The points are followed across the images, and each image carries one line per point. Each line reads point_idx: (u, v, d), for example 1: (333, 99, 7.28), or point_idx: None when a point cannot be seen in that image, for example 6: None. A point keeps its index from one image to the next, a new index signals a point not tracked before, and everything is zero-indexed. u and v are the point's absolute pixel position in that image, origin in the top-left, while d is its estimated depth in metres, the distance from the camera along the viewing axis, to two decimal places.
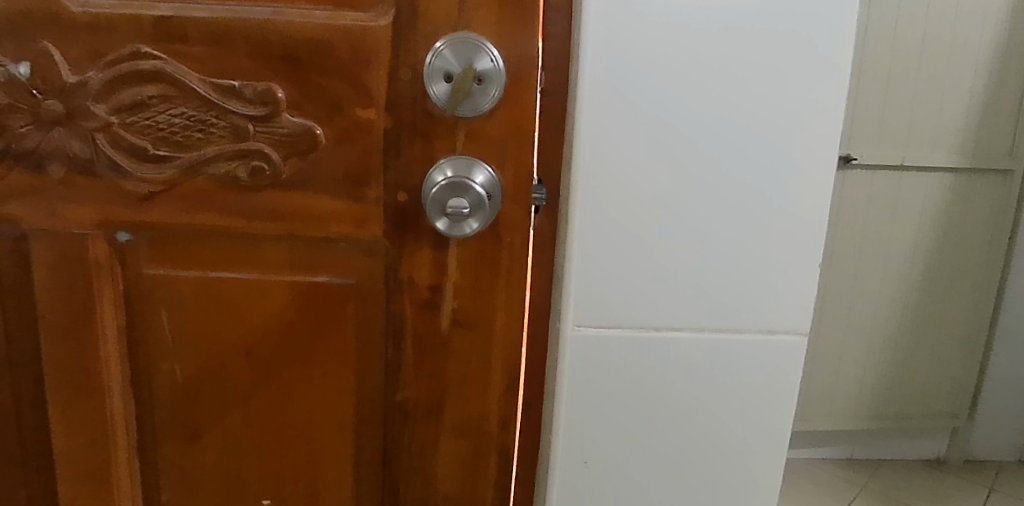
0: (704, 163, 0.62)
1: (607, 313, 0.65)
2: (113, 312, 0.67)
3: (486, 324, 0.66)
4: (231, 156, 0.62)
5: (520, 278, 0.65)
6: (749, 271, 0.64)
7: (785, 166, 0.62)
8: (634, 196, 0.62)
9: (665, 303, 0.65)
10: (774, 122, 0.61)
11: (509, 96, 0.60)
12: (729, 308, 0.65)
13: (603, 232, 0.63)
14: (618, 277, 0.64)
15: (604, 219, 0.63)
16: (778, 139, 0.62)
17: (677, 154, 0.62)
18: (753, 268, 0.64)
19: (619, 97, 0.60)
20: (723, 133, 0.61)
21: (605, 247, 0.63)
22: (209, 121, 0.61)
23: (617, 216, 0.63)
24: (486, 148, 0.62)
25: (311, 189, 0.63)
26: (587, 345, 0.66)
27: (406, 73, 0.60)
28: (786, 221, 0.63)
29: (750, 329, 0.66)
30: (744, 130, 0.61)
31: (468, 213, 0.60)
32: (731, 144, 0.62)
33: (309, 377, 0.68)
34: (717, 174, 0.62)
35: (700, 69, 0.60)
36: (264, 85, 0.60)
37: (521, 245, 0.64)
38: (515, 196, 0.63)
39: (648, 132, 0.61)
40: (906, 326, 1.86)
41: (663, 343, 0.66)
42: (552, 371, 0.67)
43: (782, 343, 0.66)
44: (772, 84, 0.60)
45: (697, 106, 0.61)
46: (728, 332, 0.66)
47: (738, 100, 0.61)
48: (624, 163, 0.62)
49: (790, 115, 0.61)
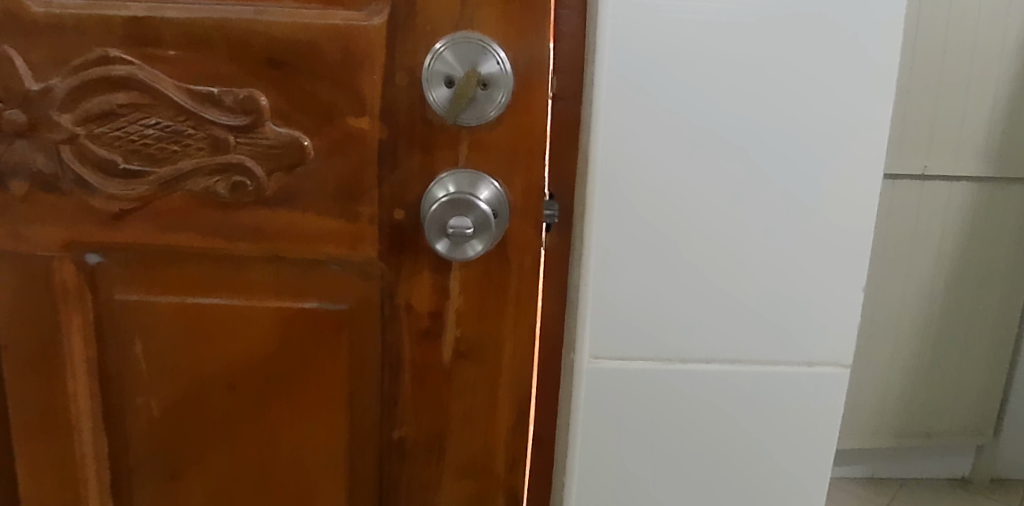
0: (736, 178, 0.56)
1: (626, 344, 0.59)
2: (83, 341, 0.61)
3: (492, 354, 0.59)
4: (210, 170, 0.56)
5: (530, 303, 0.58)
6: (784, 298, 0.58)
7: (823, 181, 0.56)
8: (657, 215, 0.56)
9: (691, 333, 0.59)
10: (813, 132, 0.55)
11: (517, 102, 0.54)
12: (763, 337, 0.59)
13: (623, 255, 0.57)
14: (639, 304, 0.58)
15: (623, 242, 0.57)
16: (817, 150, 0.55)
17: (704, 169, 0.56)
18: (790, 294, 0.58)
19: (639, 106, 0.54)
20: (756, 144, 0.55)
21: (625, 273, 0.57)
22: (185, 132, 0.55)
23: (638, 238, 0.57)
24: (492, 160, 0.55)
25: (299, 207, 0.57)
26: (604, 380, 0.60)
27: (403, 78, 0.54)
28: (825, 244, 0.57)
29: (786, 360, 0.60)
30: (779, 140, 0.55)
31: (471, 234, 0.54)
32: (765, 156, 0.55)
33: (298, 413, 0.62)
34: (750, 190, 0.56)
35: (731, 75, 0.54)
36: (247, 92, 0.54)
37: (532, 268, 0.58)
38: (525, 213, 0.56)
39: (672, 145, 0.55)
40: (933, 342, 1.78)
41: (689, 377, 0.60)
42: (565, 406, 0.61)
43: (821, 376, 0.60)
44: (809, 89, 0.54)
45: (726, 115, 0.55)
46: (762, 363, 0.60)
47: (773, 107, 0.55)
48: (645, 179, 0.56)
49: (829, 123, 0.55)
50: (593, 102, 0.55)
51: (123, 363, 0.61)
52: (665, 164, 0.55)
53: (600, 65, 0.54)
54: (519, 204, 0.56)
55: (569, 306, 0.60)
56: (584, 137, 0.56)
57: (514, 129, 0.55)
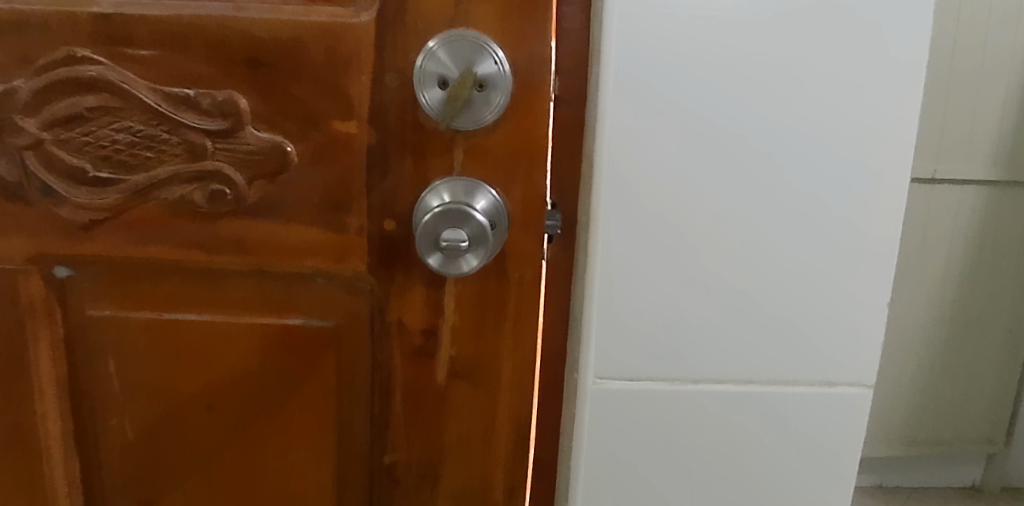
0: (751, 186, 0.52)
1: (634, 364, 0.55)
2: (52, 359, 0.57)
3: (489, 375, 0.55)
4: (186, 178, 0.52)
5: (531, 322, 0.54)
6: (803, 314, 0.54)
7: (846, 189, 0.52)
8: (667, 226, 0.52)
9: (704, 352, 0.55)
10: (834, 137, 0.51)
11: (517, 104, 0.50)
12: (780, 357, 0.55)
13: (630, 269, 0.53)
14: (648, 321, 0.54)
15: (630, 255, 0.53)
16: (839, 156, 0.52)
17: (718, 177, 0.52)
18: (810, 310, 0.54)
19: (647, 109, 0.51)
20: (773, 150, 0.51)
21: (632, 288, 0.53)
22: (159, 137, 0.51)
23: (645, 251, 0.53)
24: (489, 166, 0.51)
25: (281, 217, 0.53)
26: (610, 401, 0.56)
27: (393, 78, 0.50)
28: (847, 256, 0.53)
29: (805, 381, 0.56)
30: (798, 146, 0.51)
31: (467, 247, 0.50)
32: (783, 163, 0.52)
33: (282, 436, 0.58)
34: (768, 199, 0.52)
35: (746, 76, 0.50)
36: (225, 94, 0.51)
37: (533, 283, 0.54)
38: (524, 224, 0.52)
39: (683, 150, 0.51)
40: (952, 351, 1.69)
41: (701, 399, 0.56)
42: (568, 429, 0.57)
43: (842, 397, 0.56)
44: (830, 90, 0.50)
45: (742, 119, 0.51)
46: (779, 384, 0.55)
47: (791, 110, 0.51)
48: (654, 187, 0.52)
49: (852, 127, 0.51)
50: (598, 105, 0.51)
51: (96, 383, 0.57)
52: (676, 171, 0.51)
53: (605, 65, 0.50)
54: (519, 214, 0.52)
55: (572, 322, 0.56)
56: (588, 143, 0.53)
57: (513, 134, 0.51)
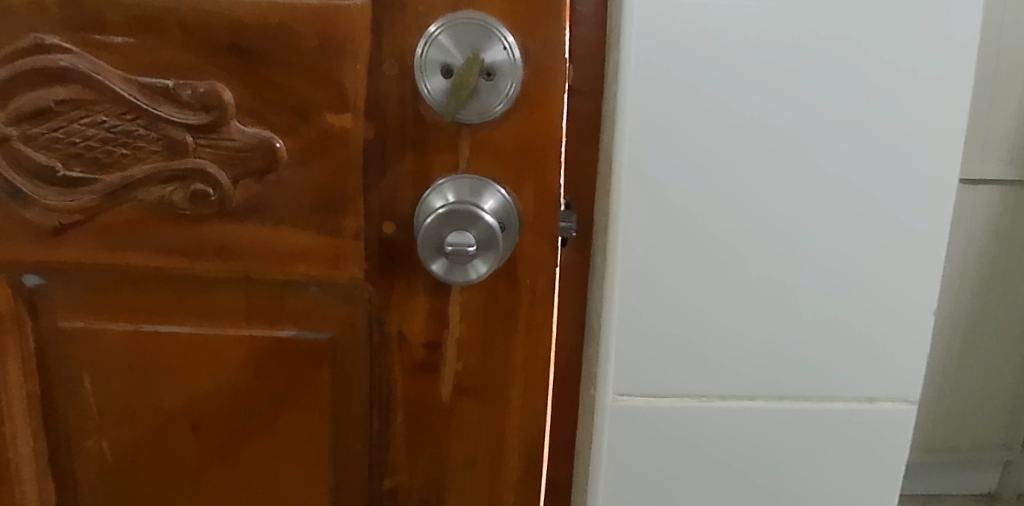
0: (787, 184, 0.47)
1: (658, 379, 0.50)
2: (21, 375, 0.53)
3: (499, 391, 0.51)
4: (166, 177, 0.48)
5: (544, 333, 0.50)
6: (843, 324, 0.49)
7: (890, 186, 0.47)
8: (694, 229, 0.48)
9: (734, 366, 0.50)
10: (879, 131, 0.47)
11: (528, 94, 0.46)
12: (818, 371, 0.50)
13: (654, 276, 0.48)
14: (674, 333, 0.49)
15: (654, 260, 0.48)
16: (884, 151, 0.47)
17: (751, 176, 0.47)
18: (850, 319, 0.49)
19: (672, 101, 0.46)
20: (811, 145, 0.47)
21: (657, 296, 0.49)
22: (135, 132, 0.47)
23: (671, 256, 0.48)
24: (498, 163, 0.47)
25: (270, 219, 0.48)
26: (631, 420, 0.51)
27: (391, 67, 0.46)
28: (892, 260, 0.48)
29: (845, 396, 0.51)
30: (839, 139, 0.47)
31: (474, 253, 0.44)
32: (821, 159, 0.47)
33: (274, 458, 0.53)
34: (805, 198, 0.47)
35: (781, 64, 0.46)
36: (207, 85, 0.46)
37: (546, 290, 0.49)
38: (537, 226, 0.48)
39: (712, 146, 0.47)
40: (1006, 351, 1.50)
41: (731, 417, 0.51)
42: (586, 449, 0.52)
43: (886, 414, 0.51)
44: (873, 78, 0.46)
45: (777, 111, 0.46)
46: (817, 400, 0.51)
47: (831, 100, 0.46)
48: (681, 186, 0.47)
49: (897, 118, 0.46)
50: (619, 95, 0.46)
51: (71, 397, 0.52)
52: (704, 169, 0.47)
53: (626, 51, 0.45)
54: (531, 215, 0.47)
55: (589, 333, 0.52)
56: (607, 137, 0.48)
57: (524, 127, 0.46)
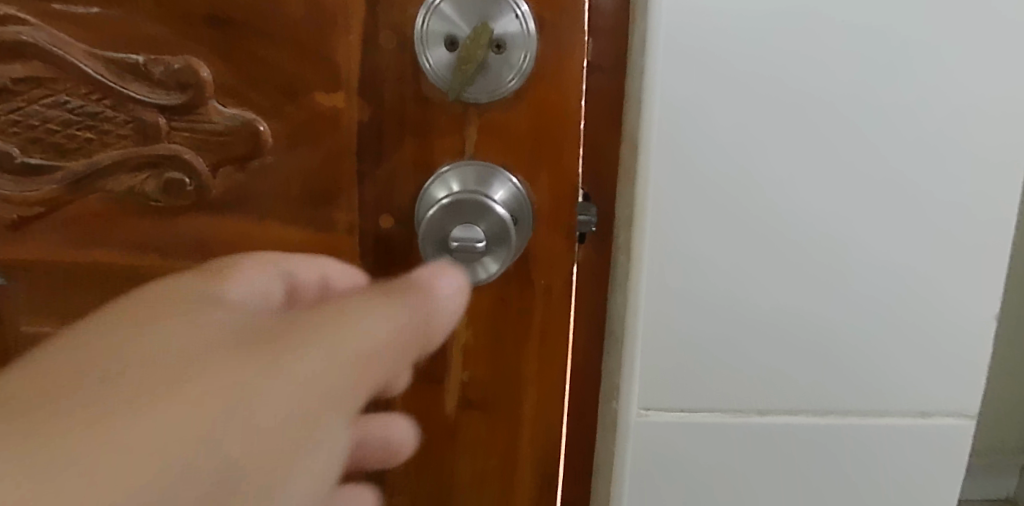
0: (838, 174, 0.42)
1: (688, 393, 0.46)
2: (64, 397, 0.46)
3: (510, 404, 0.45)
4: (136, 165, 0.43)
5: (559, 341, 0.44)
6: (898, 332, 0.44)
7: (954, 176, 0.42)
8: (732, 225, 0.43)
9: (774, 376, 0.45)
10: (943, 114, 0.41)
11: (544, 71, 0.40)
12: (868, 381, 0.45)
13: (686, 278, 0.44)
14: (706, 340, 0.45)
15: (687, 260, 0.43)
16: (948, 139, 0.41)
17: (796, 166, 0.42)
18: (905, 326, 0.44)
19: (706, 84, 0.41)
20: (864, 132, 0.41)
21: (690, 300, 0.44)
22: (102, 115, 0.42)
23: (705, 256, 0.43)
24: (509, 149, 0.41)
25: (254, 211, 0.43)
26: (657, 436, 0.46)
27: (388, 38, 0.40)
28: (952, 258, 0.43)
29: (897, 411, 0.46)
30: (897, 125, 0.41)
31: (484, 249, 0.39)
32: (876, 147, 0.42)
33: None
34: (856, 192, 0.42)
35: (833, 40, 0.40)
36: (182, 61, 0.41)
37: (563, 292, 0.44)
38: (553, 220, 0.42)
39: (752, 132, 0.42)
40: None
41: (770, 433, 0.46)
42: (605, 465, 0.48)
43: (943, 428, 0.46)
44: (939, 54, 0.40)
45: (828, 92, 0.41)
46: (867, 415, 0.46)
47: (889, 81, 0.41)
48: (717, 177, 0.42)
49: (964, 100, 0.41)
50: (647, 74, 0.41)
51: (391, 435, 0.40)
52: (743, 159, 0.42)
53: (656, 23, 0.40)
54: (546, 208, 0.42)
55: (610, 339, 0.47)
56: (632, 119, 0.43)
57: (538, 108, 0.41)
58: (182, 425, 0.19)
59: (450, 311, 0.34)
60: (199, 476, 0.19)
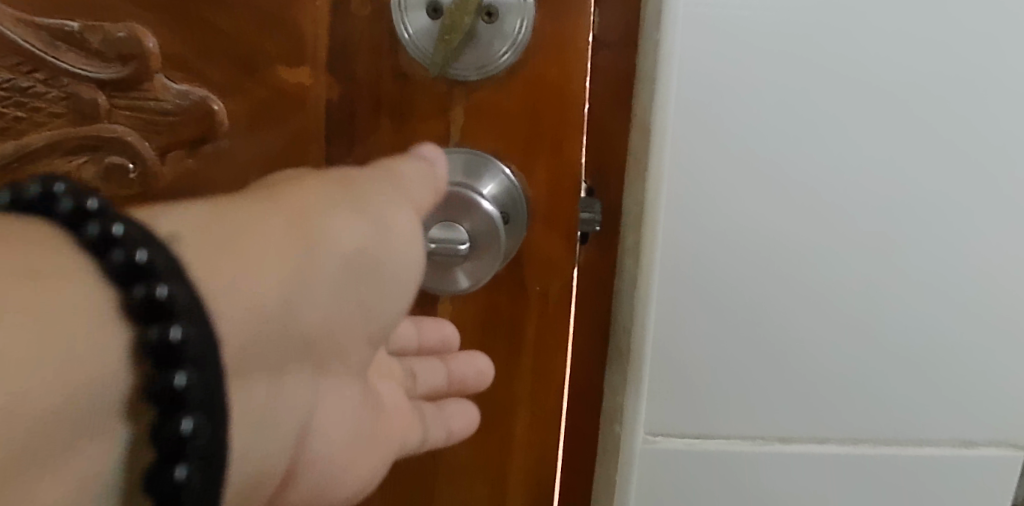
0: (865, 164, 0.39)
1: (702, 411, 0.43)
2: None
3: (500, 426, 0.40)
4: (73, 148, 0.37)
5: (558, 356, 0.39)
6: (931, 351, 0.41)
7: (988, 170, 0.39)
8: (750, 237, 0.40)
9: (794, 399, 0.43)
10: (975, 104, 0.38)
11: (544, 46, 0.35)
12: (897, 406, 0.42)
13: (701, 293, 0.41)
14: (723, 359, 0.42)
15: (703, 258, 0.41)
16: (980, 129, 0.39)
17: (824, 172, 0.39)
18: (939, 341, 0.41)
19: (723, 86, 0.38)
20: (894, 136, 0.39)
21: (705, 299, 0.41)
22: (34, 89, 0.37)
23: (723, 270, 0.41)
24: (501, 135, 0.36)
25: None
26: (665, 462, 0.44)
27: (362, 5, 0.34)
28: (987, 262, 0.40)
29: (932, 441, 0.43)
30: (930, 127, 0.39)
31: (466, 253, 0.34)
32: (909, 148, 0.39)
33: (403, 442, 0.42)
34: (887, 200, 0.40)
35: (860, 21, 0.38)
36: (123, 28, 0.35)
37: (561, 301, 0.38)
38: (551, 218, 0.37)
39: (774, 136, 0.39)
40: None
41: (793, 461, 0.44)
42: (610, 496, 0.44)
43: (983, 461, 0.43)
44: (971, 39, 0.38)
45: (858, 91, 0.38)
46: (898, 447, 0.43)
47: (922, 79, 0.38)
48: (736, 184, 0.40)
49: (999, 88, 0.38)
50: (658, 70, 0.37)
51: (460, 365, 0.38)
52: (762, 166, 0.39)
53: (672, 12, 0.37)
54: (544, 204, 0.37)
55: (615, 354, 0.42)
56: (644, 112, 0.38)
57: (536, 87, 0.35)
58: (300, 204, 0.27)
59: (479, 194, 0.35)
60: (337, 249, 0.28)
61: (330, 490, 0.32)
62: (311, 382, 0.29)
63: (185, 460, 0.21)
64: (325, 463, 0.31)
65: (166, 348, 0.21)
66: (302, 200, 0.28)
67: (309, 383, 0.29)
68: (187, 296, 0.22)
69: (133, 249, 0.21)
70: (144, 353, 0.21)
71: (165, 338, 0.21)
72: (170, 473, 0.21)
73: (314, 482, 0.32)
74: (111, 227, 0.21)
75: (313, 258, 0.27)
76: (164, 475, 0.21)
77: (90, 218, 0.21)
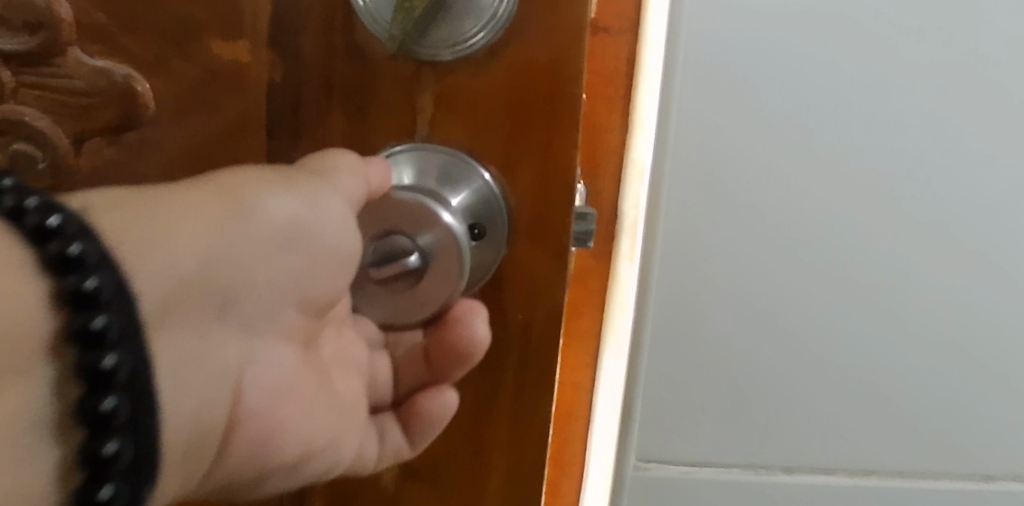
0: (896, 159, 0.35)
1: (704, 435, 0.38)
2: None
3: (470, 482, 0.33)
4: None
5: (544, 402, 0.32)
6: (966, 366, 0.37)
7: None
8: (772, 252, 0.36)
9: (805, 433, 0.38)
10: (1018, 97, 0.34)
11: (533, 19, 0.28)
12: (920, 434, 0.38)
13: (707, 312, 0.36)
14: (722, 385, 0.38)
15: (706, 258, 0.36)
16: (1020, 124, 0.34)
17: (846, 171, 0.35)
18: (972, 362, 0.37)
19: (738, 64, 0.34)
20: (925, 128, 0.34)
21: (710, 307, 0.36)
22: None
23: (731, 286, 0.36)
24: (478, 128, 0.29)
25: None
26: (658, 491, 0.39)
27: None
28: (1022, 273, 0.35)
29: (961, 474, 0.38)
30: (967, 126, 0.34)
31: (414, 264, 0.27)
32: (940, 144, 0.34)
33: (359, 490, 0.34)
34: (917, 199, 0.35)
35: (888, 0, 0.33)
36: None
37: (548, 332, 0.31)
38: (536, 231, 0.30)
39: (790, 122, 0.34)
40: None
41: (802, 490, 0.39)
42: None
43: (1020, 503, 0.39)
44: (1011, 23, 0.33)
45: (889, 84, 0.34)
46: (921, 476, 0.39)
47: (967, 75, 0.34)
48: (744, 178, 0.35)
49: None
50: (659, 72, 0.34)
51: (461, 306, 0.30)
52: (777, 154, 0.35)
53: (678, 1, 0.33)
54: (528, 216, 0.30)
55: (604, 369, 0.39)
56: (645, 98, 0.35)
57: (520, 71, 0.29)
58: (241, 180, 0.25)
59: (459, 170, 0.29)
60: (259, 227, 0.25)
61: (273, 440, 0.28)
62: (238, 335, 0.26)
63: (110, 473, 0.19)
64: (258, 411, 0.27)
65: (81, 298, 0.19)
66: (225, 174, 0.25)
67: (233, 338, 0.25)
68: (98, 255, 0.20)
69: (49, 215, 0.19)
70: (62, 304, 0.19)
71: (93, 404, 0.19)
72: (94, 487, 0.19)
73: (252, 434, 0.27)
74: (26, 202, 0.19)
75: (238, 225, 0.25)
76: (86, 488, 0.19)
77: (8, 197, 0.19)
